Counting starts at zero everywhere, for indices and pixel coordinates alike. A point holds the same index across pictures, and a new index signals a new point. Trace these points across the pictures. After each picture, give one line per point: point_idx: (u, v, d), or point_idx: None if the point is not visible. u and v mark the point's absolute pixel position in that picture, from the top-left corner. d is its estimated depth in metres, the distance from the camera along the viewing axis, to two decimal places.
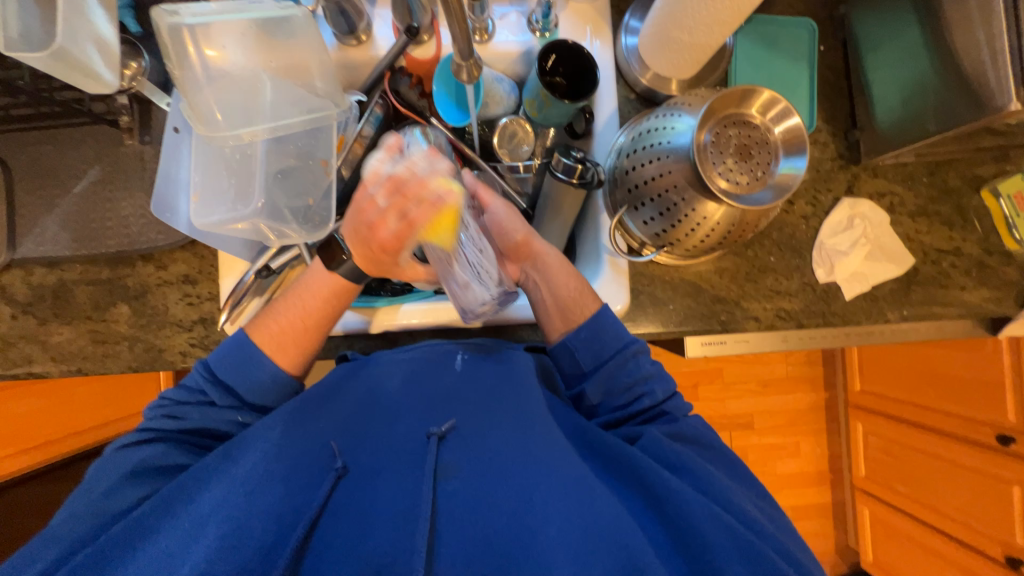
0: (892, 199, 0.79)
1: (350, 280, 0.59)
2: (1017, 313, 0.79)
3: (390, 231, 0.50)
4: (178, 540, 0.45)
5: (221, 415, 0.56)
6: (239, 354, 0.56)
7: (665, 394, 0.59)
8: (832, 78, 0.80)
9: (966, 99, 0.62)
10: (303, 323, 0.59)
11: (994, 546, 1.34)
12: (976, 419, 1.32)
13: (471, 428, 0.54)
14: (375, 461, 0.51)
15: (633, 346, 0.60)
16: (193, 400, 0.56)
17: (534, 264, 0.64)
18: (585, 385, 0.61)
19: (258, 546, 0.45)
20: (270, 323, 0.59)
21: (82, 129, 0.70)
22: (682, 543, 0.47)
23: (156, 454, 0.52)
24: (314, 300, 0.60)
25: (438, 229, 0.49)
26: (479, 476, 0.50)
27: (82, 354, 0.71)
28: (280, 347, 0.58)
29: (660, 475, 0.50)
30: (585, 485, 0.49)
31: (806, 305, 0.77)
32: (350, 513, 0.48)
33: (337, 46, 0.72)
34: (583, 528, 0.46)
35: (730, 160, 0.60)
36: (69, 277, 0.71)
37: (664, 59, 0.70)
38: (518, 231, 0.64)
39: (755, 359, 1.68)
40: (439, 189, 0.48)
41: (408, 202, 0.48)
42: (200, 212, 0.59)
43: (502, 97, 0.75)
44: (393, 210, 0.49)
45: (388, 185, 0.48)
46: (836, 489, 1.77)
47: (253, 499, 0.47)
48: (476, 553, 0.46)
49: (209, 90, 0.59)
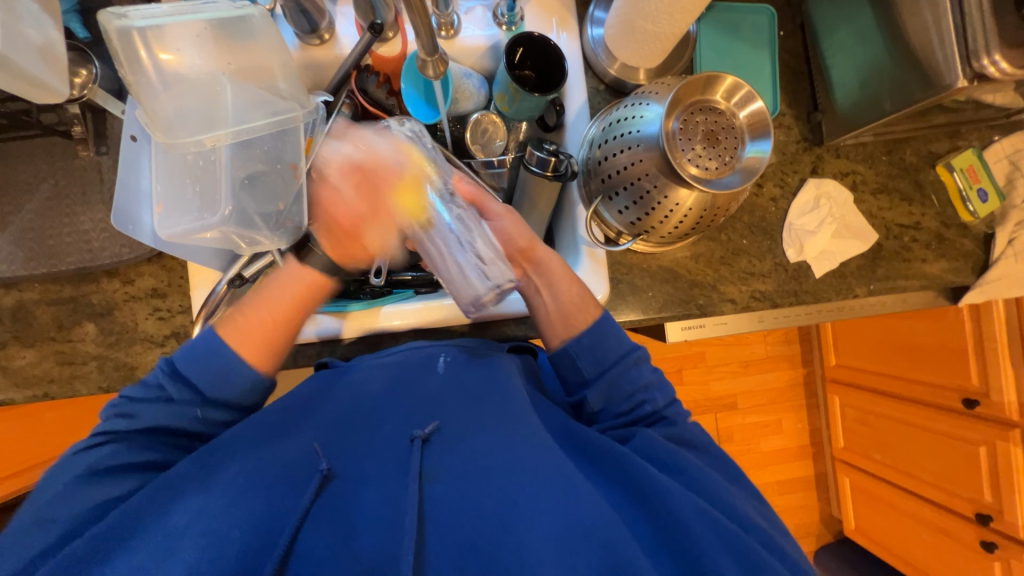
0: (855, 178, 0.82)
1: (324, 275, 0.63)
2: (975, 282, 0.84)
3: (347, 214, 0.62)
4: (152, 554, 0.43)
5: (182, 411, 0.53)
6: (206, 349, 0.54)
7: (665, 401, 0.60)
8: (793, 63, 0.83)
9: (918, 78, 0.64)
10: (281, 313, 0.60)
11: (965, 505, 1.40)
12: (943, 385, 1.39)
13: (455, 429, 0.54)
14: (360, 468, 0.51)
15: (635, 353, 0.61)
16: (151, 396, 0.53)
17: (535, 270, 0.63)
18: (586, 391, 0.60)
19: (238, 559, 0.44)
20: (237, 316, 0.59)
21: (32, 142, 0.66)
22: (666, 536, 0.48)
23: (114, 454, 0.50)
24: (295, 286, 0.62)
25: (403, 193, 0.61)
26: (466, 478, 0.50)
27: (49, 378, 0.68)
28: (251, 345, 0.57)
29: (648, 472, 0.50)
30: (570, 483, 0.50)
31: (780, 285, 0.79)
32: (335, 520, 0.48)
33: (300, 46, 0.70)
34: (569, 524, 0.47)
35: (698, 147, 0.62)
36: (29, 298, 0.68)
37: (630, 48, 0.71)
38: (524, 238, 0.62)
39: (735, 341, 1.73)
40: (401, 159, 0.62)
41: (366, 181, 0.62)
42: (165, 222, 0.58)
43: (472, 93, 0.75)
44: (354, 190, 0.62)
45: (350, 169, 0.62)
46: (818, 462, 1.84)
47: (232, 510, 0.46)
48: (464, 555, 0.46)
49: (166, 96, 0.56)
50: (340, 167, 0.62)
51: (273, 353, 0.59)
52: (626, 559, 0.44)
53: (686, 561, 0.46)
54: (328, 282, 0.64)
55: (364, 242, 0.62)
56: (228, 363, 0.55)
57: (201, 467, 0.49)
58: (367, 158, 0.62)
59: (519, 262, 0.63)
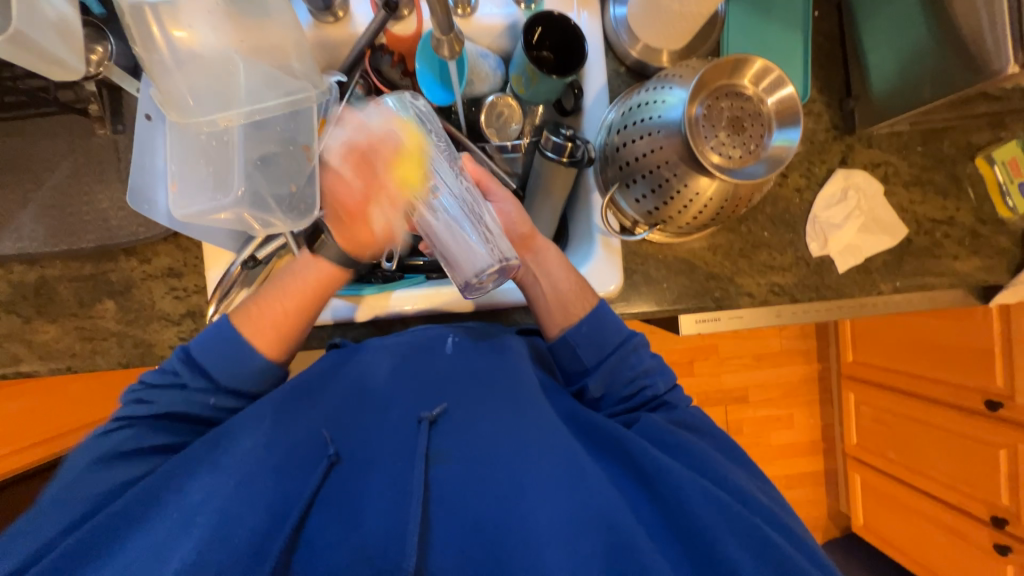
0: (886, 169, 0.78)
1: (340, 267, 0.60)
2: (1010, 282, 0.80)
3: (374, 213, 0.58)
4: (168, 530, 0.44)
5: (193, 398, 0.54)
6: (223, 337, 0.55)
7: (666, 386, 0.59)
8: (826, 46, 0.78)
9: (963, 63, 0.60)
10: (297, 306, 0.59)
11: (980, 507, 1.38)
12: (965, 386, 1.35)
13: (462, 412, 0.53)
14: (368, 451, 0.51)
15: (634, 340, 0.60)
16: (167, 382, 0.54)
17: (535, 257, 0.61)
18: (586, 380, 0.60)
19: (245, 539, 0.44)
20: (263, 309, 0.57)
21: (51, 119, 0.67)
22: (671, 517, 0.48)
23: (128, 439, 0.50)
24: (310, 278, 0.59)
25: (404, 165, 0.55)
26: (472, 460, 0.49)
27: (71, 352, 0.70)
28: (265, 335, 0.57)
29: (650, 454, 0.50)
30: (576, 468, 0.49)
31: (800, 279, 0.77)
32: (343, 503, 0.48)
33: (314, 24, 0.69)
34: (575, 509, 0.46)
35: (722, 134, 0.59)
36: (51, 274, 0.69)
37: (653, 29, 0.68)
38: (524, 225, 0.61)
39: (749, 334, 1.70)
40: (473, 246, 0.53)
41: (371, 166, 0.57)
42: (178, 202, 0.58)
43: (487, 74, 0.73)
44: (362, 180, 0.58)
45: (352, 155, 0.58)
46: (828, 458, 1.81)
47: (243, 489, 0.46)
48: (467, 538, 0.46)
49: (179, 75, 0.56)
50: (341, 152, 0.59)
51: (284, 343, 0.58)
52: (627, 539, 0.44)
53: (694, 545, 0.45)
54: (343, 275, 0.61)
55: (355, 229, 0.59)
56: (244, 354, 0.55)
57: (211, 447, 0.49)
58: (372, 145, 0.57)
59: (517, 250, 0.61)
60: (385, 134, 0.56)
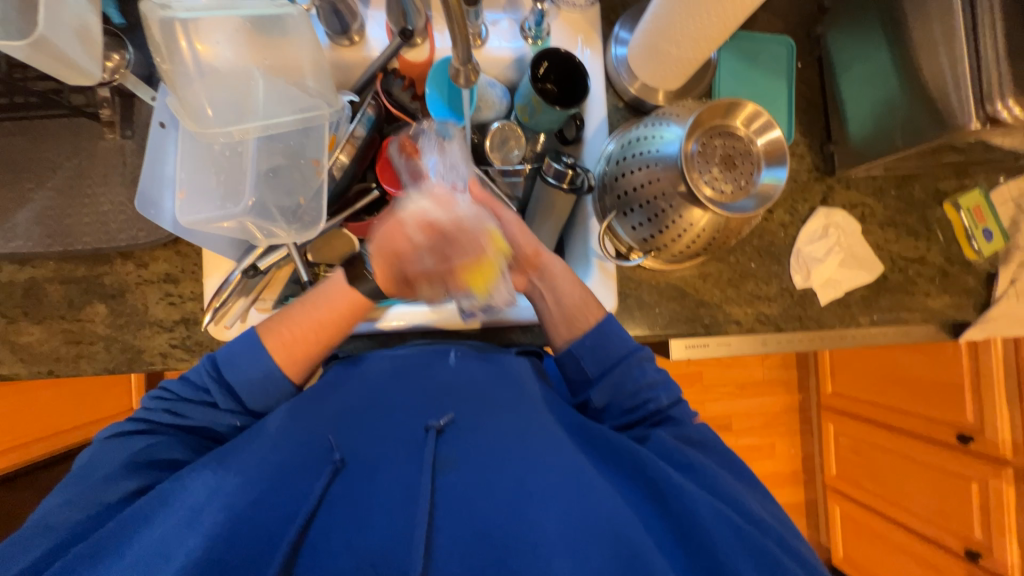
0: (863, 210, 0.84)
1: (368, 299, 0.59)
2: (976, 319, 0.85)
3: (423, 269, 0.54)
4: (170, 528, 0.43)
5: (220, 417, 0.54)
6: (247, 350, 0.54)
7: (671, 400, 0.59)
8: (808, 94, 0.84)
9: (931, 117, 0.66)
10: (315, 335, 0.57)
11: (955, 540, 1.40)
12: (938, 419, 1.40)
13: (469, 420, 0.53)
14: (377, 454, 0.50)
15: (639, 353, 0.61)
16: (196, 398, 0.54)
17: (540, 274, 0.64)
18: (590, 391, 0.61)
19: (253, 535, 0.44)
20: (284, 329, 0.56)
21: (59, 121, 0.67)
22: (678, 529, 0.48)
23: (155, 448, 0.50)
24: (341, 305, 0.58)
25: (478, 281, 0.55)
26: (480, 467, 0.49)
27: (55, 355, 0.68)
28: (289, 355, 0.56)
29: (662, 471, 0.50)
30: (584, 482, 0.49)
31: (784, 310, 0.80)
32: (348, 507, 0.47)
33: (330, 46, 0.71)
34: (581, 525, 0.46)
35: (715, 169, 0.63)
36: (41, 275, 0.68)
37: (652, 70, 0.72)
38: (529, 245, 0.63)
39: (733, 362, 1.74)
40: (487, 247, 0.55)
41: (448, 246, 0.53)
42: (185, 209, 0.58)
43: (494, 102, 0.77)
44: (428, 249, 0.53)
45: (428, 228, 0.52)
46: (808, 489, 1.84)
47: (251, 488, 0.46)
48: (473, 543, 0.45)
49: (199, 86, 0.58)
50: (416, 220, 0.52)
51: (304, 363, 0.57)
52: (637, 551, 0.44)
53: (701, 557, 0.46)
54: (370, 305, 0.60)
55: (412, 284, 0.56)
56: (267, 376, 0.54)
57: (219, 445, 0.49)
58: (452, 222, 0.53)
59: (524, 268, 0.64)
60: (467, 225, 0.54)
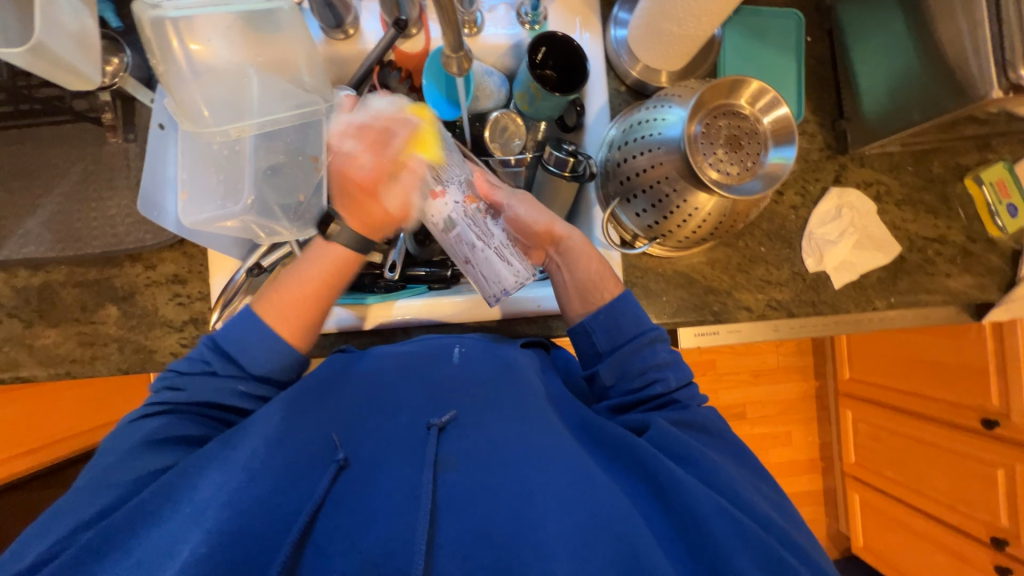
0: (878, 189, 0.81)
1: (353, 249, 0.62)
2: (1001, 299, 0.81)
3: (366, 168, 0.61)
4: (177, 526, 0.43)
5: (223, 384, 0.55)
6: (242, 320, 0.57)
7: (679, 382, 0.58)
8: (819, 69, 0.81)
9: (950, 88, 0.63)
10: (314, 289, 0.60)
11: (980, 527, 1.36)
12: (960, 403, 1.36)
13: (471, 418, 0.53)
14: (378, 454, 0.50)
15: (651, 332, 0.60)
16: (196, 370, 0.55)
17: (556, 249, 0.64)
18: (599, 366, 0.60)
19: (257, 535, 0.43)
20: (279, 293, 0.59)
21: (63, 127, 0.68)
22: (681, 526, 0.46)
23: (163, 426, 0.51)
24: (326, 264, 0.61)
25: (425, 145, 0.59)
26: (481, 465, 0.49)
27: (71, 357, 0.69)
28: (284, 319, 0.58)
29: (665, 466, 0.48)
30: (585, 477, 0.48)
31: (797, 295, 0.78)
32: (350, 506, 0.46)
33: (325, 41, 0.71)
34: (584, 518, 0.45)
35: (720, 151, 0.61)
36: (55, 279, 0.69)
37: (653, 50, 0.70)
38: (543, 221, 0.63)
39: (746, 350, 1.71)
40: (409, 117, 0.60)
41: (375, 133, 0.61)
42: (189, 209, 0.59)
43: (492, 91, 0.75)
44: (366, 149, 0.61)
45: (359, 129, 0.61)
46: (827, 477, 1.81)
47: (252, 486, 0.46)
48: (473, 547, 0.44)
49: (195, 85, 0.58)
50: (341, 125, 0.62)
51: (306, 328, 0.59)
52: (636, 549, 0.44)
53: (706, 558, 0.44)
54: (355, 255, 0.62)
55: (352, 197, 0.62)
56: (265, 337, 0.56)
57: (223, 445, 0.50)
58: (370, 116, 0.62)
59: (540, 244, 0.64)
60: (392, 115, 0.61)
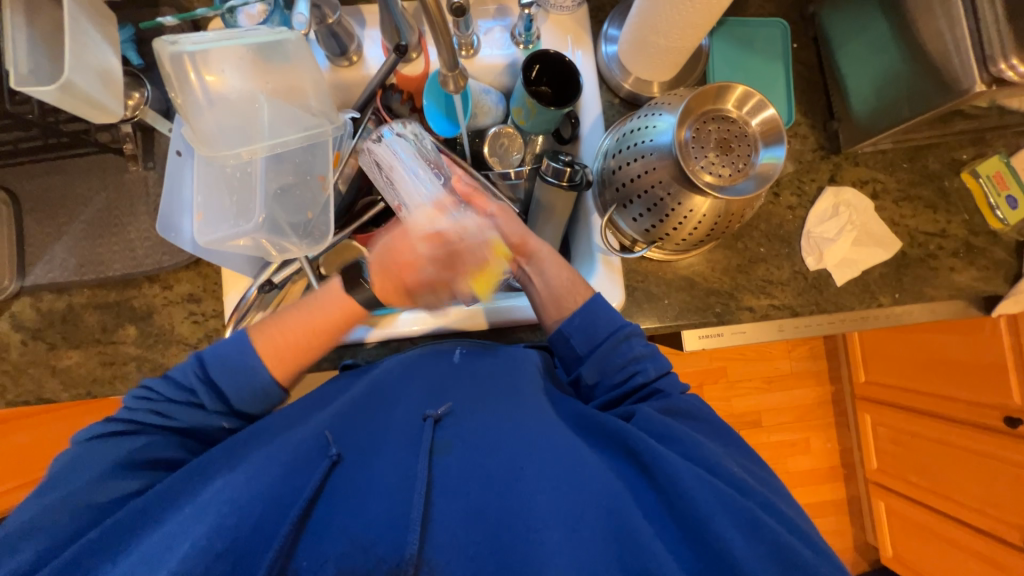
0: (875, 186, 0.81)
1: (362, 306, 0.61)
2: (1009, 291, 0.81)
3: (425, 275, 0.58)
4: (179, 525, 0.44)
5: (209, 416, 0.55)
6: (239, 358, 0.55)
7: (658, 372, 0.58)
8: (807, 74, 0.83)
9: (934, 83, 0.64)
10: (310, 334, 0.59)
11: (1012, 533, 1.30)
12: (981, 402, 1.32)
13: (464, 408, 0.54)
14: (374, 446, 0.51)
15: (626, 329, 0.60)
16: (182, 398, 0.54)
17: (528, 259, 0.66)
18: (580, 367, 0.61)
19: (255, 522, 0.44)
20: (277, 333, 0.58)
21: (89, 158, 0.72)
22: (671, 505, 0.46)
23: (149, 446, 0.51)
24: (334, 312, 0.60)
25: (484, 284, 0.61)
26: (474, 450, 0.50)
27: (92, 377, 0.72)
28: (280, 360, 0.57)
29: (648, 444, 0.48)
30: (575, 461, 0.49)
31: (799, 294, 0.78)
32: (347, 493, 0.47)
33: (330, 68, 0.75)
34: (582, 509, 0.45)
35: (711, 155, 0.63)
36: (77, 302, 0.73)
37: (643, 62, 0.73)
38: (516, 233, 0.65)
39: (758, 355, 1.70)
40: (491, 256, 0.60)
41: (450, 264, 0.58)
42: (203, 230, 0.62)
43: (490, 108, 0.78)
44: (433, 261, 0.57)
45: (435, 238, 0.57)
46: (850, 485, 1.76)
47: (252, 480, 0.47)
48: (468, 526, 0.45)
49: (210, 113, 0.61)
50: (421, 231, 0.57)
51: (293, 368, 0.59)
52: (638, 543, 0.43)
53: (698, 539, 0.43)
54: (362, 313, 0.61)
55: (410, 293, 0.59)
56: (254, 373, 0.55)
57: (229, 453, 0.51)
58: (457, 233, 0.58)
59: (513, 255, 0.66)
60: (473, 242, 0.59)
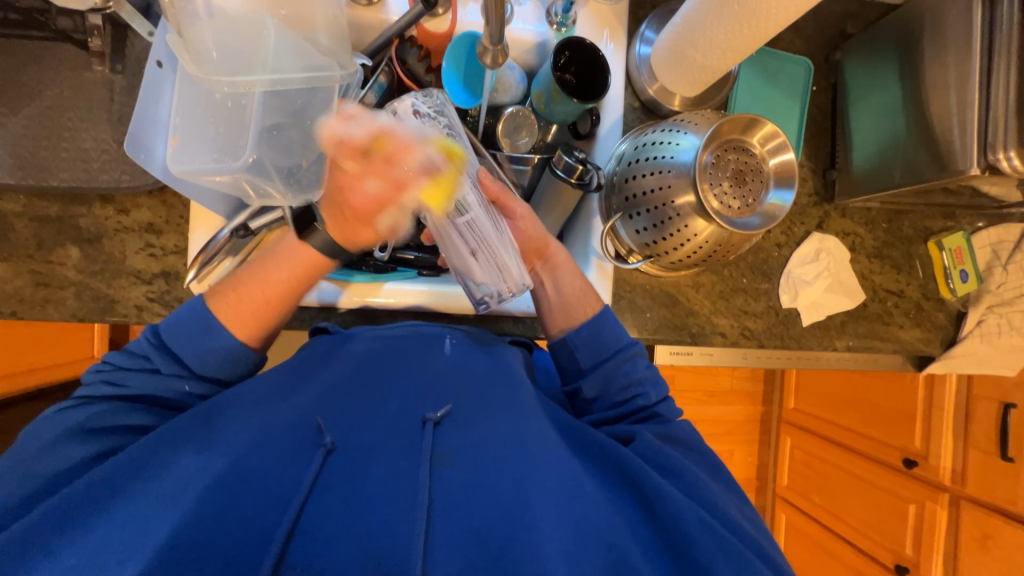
0: (854, 239, 0.86)
1: (327, 255, 0.57)
2: (941, 355, 0.89)
3: (367, 193, 0.52)
4: (155, 501, 0.44)
5: (159, 375, 0.52)
6: (206, 327, 0.52)
7: (659, 397, 0.60)
8: (820, 119, 0.84)
9: (933, 159, 0.69)
10: (277, 292, 0.56)
11: (886, 555, 1.50)
12: (887, 442, 1.47)
13: (463, 414, 0.52)
14: (370, 446, 0.49)
15: (631, 348, 0.61)
16: (136, 366, 0.52)
17: (544, 265, 0.63)
18: (581, 381, 0.62)
19: (246, 520, 0.44)
20: (232, 291, 0.55)
21: (43, 45, 0.62)
22: (668, 539, 0.49)
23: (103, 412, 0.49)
24: (296, 265, 0.56)
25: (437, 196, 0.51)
26: (476, 465, 0.49)
27: (19, 297, 0.64)
28: (239, 319, 0.54)
29: (650, 476, 0.51)
30: (574, 486, 0.50)
31: (768, 327, 0.82)
32: (342, 493, 0.46)
33: (346, 3, 0.68)
34: (578, 525, 0.47)
35: (726, 184, 0.63)
36: (10, 209, 0.63)
37: (673, 73, 0.71)
38: (537, 236, 0.62)
39: (705, 370, 1.80)
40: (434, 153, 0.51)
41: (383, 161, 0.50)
42: (179, 155, 0.56)
43: (511, 86, 0.74)
44: (367, 174, 0.51)
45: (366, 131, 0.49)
46: (759, 495, 1.94)
47: (241, 467, 0.46)
48: (471, 546, 0.45)
49: (207, 25, 0.53)
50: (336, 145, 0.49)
51: (259, 328, 0.56)
52: (610, 546, 0.46)
53: (686, 568, 0.47)
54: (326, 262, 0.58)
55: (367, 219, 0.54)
56: (218, 339, 0.53)
57: (201, 425, 0.48)
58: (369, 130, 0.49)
59: (529, 258, 0.63)
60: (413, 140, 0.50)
